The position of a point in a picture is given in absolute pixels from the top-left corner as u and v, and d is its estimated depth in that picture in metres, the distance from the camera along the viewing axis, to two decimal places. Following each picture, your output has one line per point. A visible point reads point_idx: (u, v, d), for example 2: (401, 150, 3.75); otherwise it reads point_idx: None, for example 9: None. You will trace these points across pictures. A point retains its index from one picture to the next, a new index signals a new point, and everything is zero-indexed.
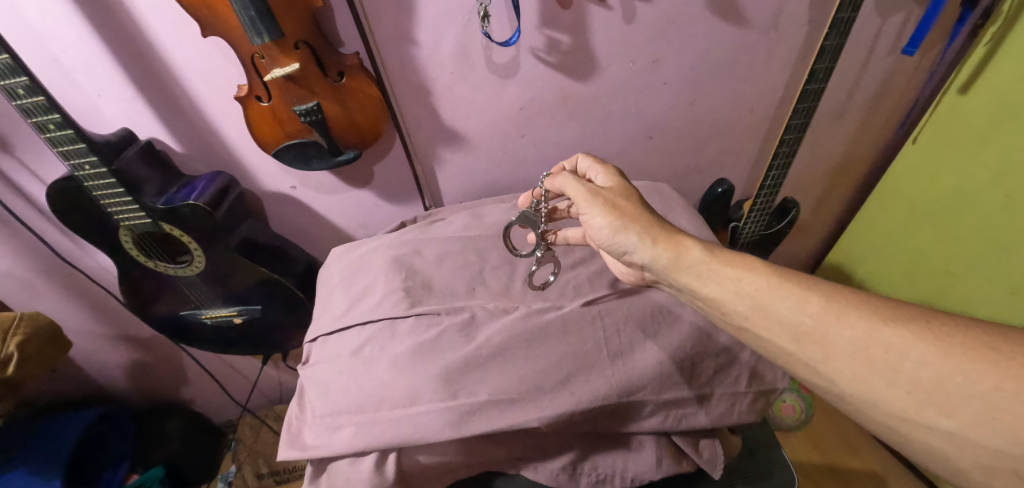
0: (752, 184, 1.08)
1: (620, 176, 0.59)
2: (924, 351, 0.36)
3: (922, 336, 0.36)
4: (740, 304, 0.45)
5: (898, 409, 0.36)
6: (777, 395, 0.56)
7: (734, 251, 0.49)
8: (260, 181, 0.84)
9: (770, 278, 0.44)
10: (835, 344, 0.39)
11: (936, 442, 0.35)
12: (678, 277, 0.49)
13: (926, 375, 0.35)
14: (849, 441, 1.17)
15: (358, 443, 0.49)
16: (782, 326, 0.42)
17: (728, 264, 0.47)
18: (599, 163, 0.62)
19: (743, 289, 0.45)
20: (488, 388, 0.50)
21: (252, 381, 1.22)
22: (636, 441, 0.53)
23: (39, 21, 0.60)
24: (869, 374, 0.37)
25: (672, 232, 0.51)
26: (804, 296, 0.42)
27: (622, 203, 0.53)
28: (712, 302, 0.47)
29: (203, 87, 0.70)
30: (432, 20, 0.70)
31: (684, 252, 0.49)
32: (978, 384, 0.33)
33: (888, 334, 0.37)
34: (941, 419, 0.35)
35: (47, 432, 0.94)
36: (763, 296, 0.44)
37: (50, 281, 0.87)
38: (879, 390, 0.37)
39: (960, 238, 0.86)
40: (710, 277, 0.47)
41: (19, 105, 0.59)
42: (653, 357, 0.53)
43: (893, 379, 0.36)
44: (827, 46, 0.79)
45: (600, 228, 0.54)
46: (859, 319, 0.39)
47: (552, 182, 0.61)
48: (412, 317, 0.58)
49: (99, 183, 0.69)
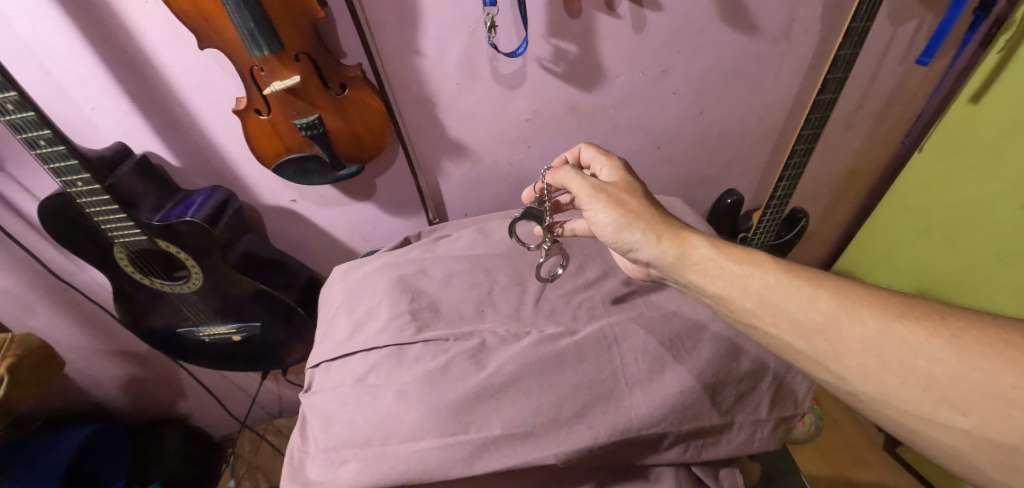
0: (762, 194, 1.06)
1: (626, 169, 0.56)
2: (938, 348, 0.33)
3: (936, 333, 0.34)
4: (747, 301, 0.42)
5: (911, 407, 0.34)
6: (799, 420, 0.54)
7: (742, 247, 0.46)
8: (259, 195, 0.82)
9: (778, 275, 0.41)
10: (846, 343, 0.36)
11: (950, 441, 0.33)
12: (684, 275, 0.46)
13: (941, 373, 0.33)
14: (860, 456, 1.14)
15: (363, 480, 0.46)
16: (791, 324, 0.39)
17: (736, 260, 0.44)
18: (604, 154, 0.59)
19: (750, 286, 0.42)
20: (500, 421, 0.48)
21: (252, 396, 1.19)
22: (654, 472, 0.50)
23: (28, 31, 0.57)
24: (882, 371, 0.35)
25: (677, 228, 0.48)
26: (814, 293, 0.39)
27: (627, 198, 0.51)
28: (719, 300, 0.44)
29: (193, 93, 0.67)
30: (436, 30, 0.68)
31: (689, 249, 0.46)
32: (994, 381, 0.31)
33: (900, 331, 0.35)
34: (956, 417, 0.32)
35: (41, 451, 0.91)
36: (772, 293, 0.41)
37: (44, 298, 0.84)
38: (892, 389, 0.34)
39: (968, 238, 0.84)
40: (717, 275, 0.44)
41: (7, 120, 0.57)
42: (674, 382, 0.50)
43: (906, 376, 0.34)
44: (842, 56, 0.76)
45: (604, 225, 0.51)
46: (872, 315, 0.36)
47: (554, 175, 0.58)
48: (420, 343, 0.56)
49: (93, 201, 0.66)
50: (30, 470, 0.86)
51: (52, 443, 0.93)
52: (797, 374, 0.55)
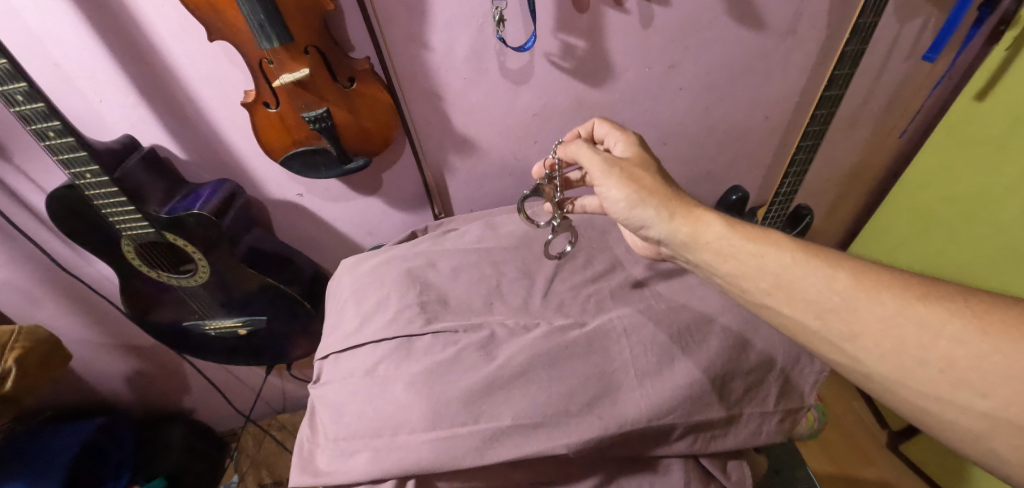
0: (767, 190, 1.06)
1: (641, 145, 0.56)
2: (960, 328, 0.32)
3: (958, 313, 0.33)
4: (762, 281, 0.41)
5: (927, 388, 0.33)
6: (806, 413, 0.55)
7: (759, 227, 0.45)
8: (266, 189, 0.82)
9: (796, 254, 0.40)
10: (862, 322, 0.36)
11: (967, 423, 0.32)
12: (696, 253, 0.45)
13: (961, 354, 0.32)
14: (861, 450, 1.15)
15: (374, 470, 0.47)
16: (806, 304, 0.38)
17: (753, 239, 0.43)
18: (620, 130, 0.59)
19: (766, 266, 0.41)
20: (511, 411, 0.48)
21: (256, 390, 1.19)
22: (663, 464, 0.51)
23: (39, 22, 0.58)
24: (899, 352, 0.34)
25: (691, 206, 0.47)
26: (831, 272, 0.38)
27: (640, 175, 0.50)
28: (731, 279, 0.43)
29: (198, 81, 0.67)
30: (445, 24, 0.68)
31: (703, 228, 0.45)
32: (1019, 363, 0.30)
33: (921, 311, 0.34)
34: (975, 399, 0.31)
35: (46, 444, 0.91)
36: (788, 273, 0.40)
37: (50, 291, 0.85)
38: (908, 369, 0.34)
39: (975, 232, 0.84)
40: (731, 254, 0.43)
41: (17, 111, 0.57)
42: (685, 374, 0.50)
43: (923, 357, 0.33)
44: (849, 51, 0.76)
45: (616, 201, 0.50)
46: (891, 296, 0.35)
47: (565, 149, 0.58)
48: (429, 335, 0.56)
49: (101, 193, 0.67)
50: (35, 465, 0.86)
51: (56, 436, 0.93)
52: (804, 369, 0.55)
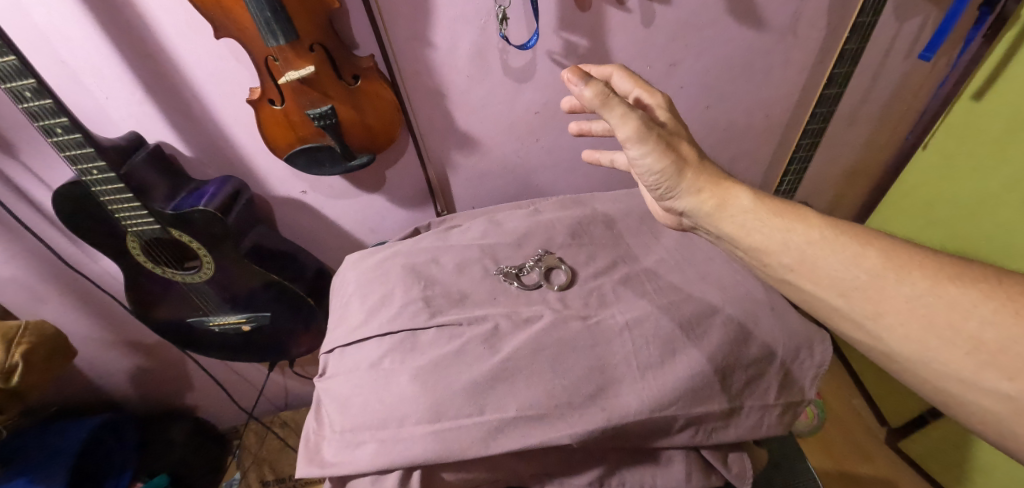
0: (767, 188, 1.07)
1: (670, 109, 0.51)
2: (992, 309, 0.32)
3: (992, 295, 0.32)
4: (786, 256, 0.41)
5: (952, 369, 0.33)
6: (806, 407, 0.55)
7: (784, 200, 0.45)
8: (271, 186, 0.83)
9: (824, 231, 0.40)
10: (888, 300, 0.36)
11: (991, 406, 0.32)
12: (719, 225, 0.46)
13: (991, 336, 0.31)
14: (861, 447, 1.16)
15: (380, 461, 0.47)
16: (830, 282, 0.39)
17: (779, 214, 0.43)
18: (645, 86, 0.53)
19: (791, 241, 0.42)
20: (516, 403, 0.48)
21: (258, 387, 1.20)
22: (664, 456, 0.51)
23: (46, 20, 0.58)
24: (924, 332, 0.34)
25: (719, 178, 0.46)
26: (860, 250, 0.38)
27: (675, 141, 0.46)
28: (753, 253, 0.44)
29: (203, 76, 0.67)
30: (450, 22, 0.68)
31: (730, 201, 0.45)
32: None
33: (953, 291, 0.34)
34: (1000, 382, 0.31)
35: (50, 441, 0.91)
36: (813, 249, 0.40)
37: (54, 288, 0.85)
38: (934, 351, 0.34)
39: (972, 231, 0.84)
40: (757, 227, 0.43)
41: (25, 108, 0.57)
42: (691, 364, 0.51)
43: (950, 338, 0.33)
44: (849, 50, 0.76)
45: (646, 168, 0.46)
46: (922, 276, 0.35)
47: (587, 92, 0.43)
48: (434, 328, 0.56)
49: (107, 189, 0.67)
50: (39, 461, 0.87)
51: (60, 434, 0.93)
52: (803, 362, 0.56)
